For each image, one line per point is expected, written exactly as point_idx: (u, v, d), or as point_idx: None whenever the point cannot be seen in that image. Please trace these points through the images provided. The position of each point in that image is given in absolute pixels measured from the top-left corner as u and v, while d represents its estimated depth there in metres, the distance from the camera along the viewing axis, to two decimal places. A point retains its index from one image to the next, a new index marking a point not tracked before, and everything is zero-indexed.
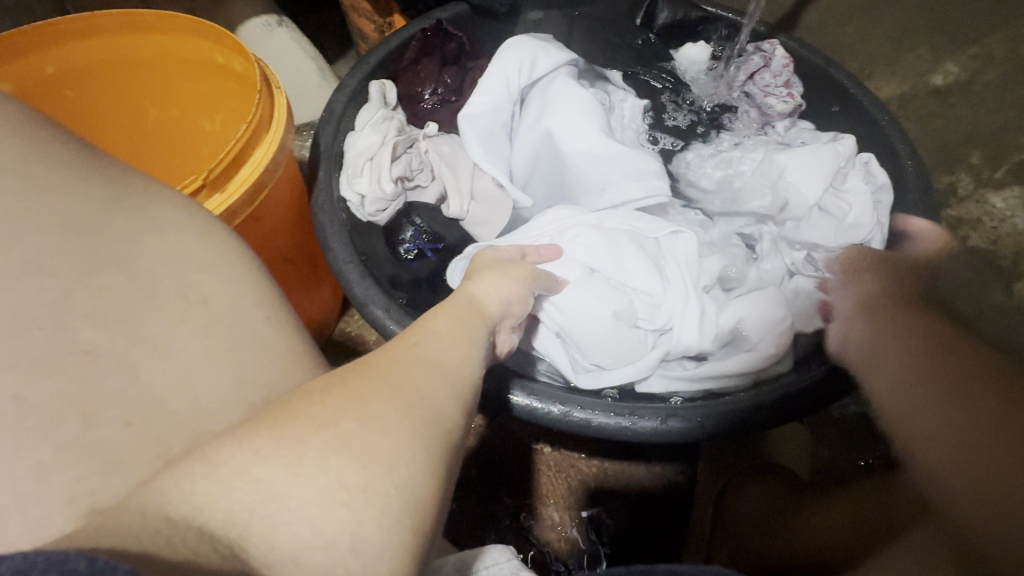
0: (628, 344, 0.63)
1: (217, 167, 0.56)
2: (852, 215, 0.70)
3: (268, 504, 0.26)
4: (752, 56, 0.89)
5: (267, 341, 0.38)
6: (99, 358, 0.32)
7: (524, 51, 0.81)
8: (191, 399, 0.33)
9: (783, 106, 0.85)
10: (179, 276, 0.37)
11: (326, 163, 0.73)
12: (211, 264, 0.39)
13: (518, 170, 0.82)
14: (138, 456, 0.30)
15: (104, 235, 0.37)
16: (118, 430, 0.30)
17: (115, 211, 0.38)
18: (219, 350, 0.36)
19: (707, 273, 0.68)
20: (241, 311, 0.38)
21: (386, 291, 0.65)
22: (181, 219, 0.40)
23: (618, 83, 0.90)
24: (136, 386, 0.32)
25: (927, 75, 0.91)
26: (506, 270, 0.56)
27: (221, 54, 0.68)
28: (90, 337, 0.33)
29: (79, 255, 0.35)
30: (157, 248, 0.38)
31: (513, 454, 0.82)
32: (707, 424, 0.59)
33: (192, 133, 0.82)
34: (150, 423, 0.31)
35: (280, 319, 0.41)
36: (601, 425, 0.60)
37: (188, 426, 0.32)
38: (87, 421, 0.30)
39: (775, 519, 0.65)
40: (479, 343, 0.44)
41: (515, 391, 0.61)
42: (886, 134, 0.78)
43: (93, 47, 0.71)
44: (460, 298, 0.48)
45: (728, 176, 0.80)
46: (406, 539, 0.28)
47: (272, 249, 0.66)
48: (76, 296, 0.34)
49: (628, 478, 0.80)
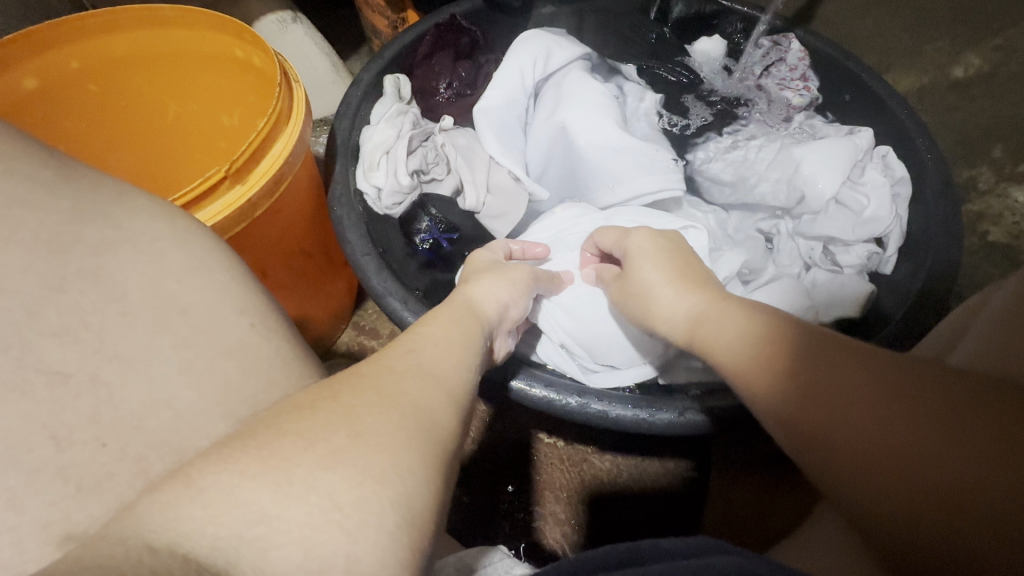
0: (637, 343, 0.62)
1: (238, 161, 0.56)
2: (869, 210, 0.69)
3: (256, 527, 0.25)
4: (769, 49, 0.88)
5: (251, 348, 0.37)
6: (71, 377, 0.31)
7: (540, 44, 0.81)
8: (171, 415, 0.32)
9: (800, 99, 0.85)
10: (159, 283, 0.36)
11: (343, 156, 0.74)
12: (191, 271, 0.38)
13: (533, 164, 0.82)
14: (116, 477, 0.30)
15: (81, 246, 0.35)
16: (92, 452, 0.30)
17: (85, 221, 0.36)
18: (203, 362, 0.35)
19: (727, 266, 0.67)
20: (225, 321, 0.37)
21: (403, 283, 0.65)
22: (159, 227, 0.39)
23: (632, 78, 0.90)
24: (106, 406, 0.31)
25: (947, 67, 0.89)
26: (502, 271, 0.56)
27: (240, 48, 0.69)
28: (59, 357, 0.32)
29: (71, 263, 0.35)
30: (134, 263, 0.36)
31: (524, 447, 0.82)
32: (726, 420, 0.58)
33: (211, 128, 0.83)
34: (127, 442, 0.31)
35: (268, 327, 0.40)
36: (618, 417, 0.60)
37: (171, 442, 0.32)
38: (59, 445, 0.29)
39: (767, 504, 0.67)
40: (476, 346, 0.45)
41: (529, 383, 0.61)
42: (906, 128, 0.77)
43: (116, 42, 0.73)
44: (456, 301, 0.50)
45: (745, 169, 0.78)
46: (404, 557, 0.28)
47: (289, 242, 0.67)
48: (43, 314, 0.33)
49: (642, 473, 0.79)
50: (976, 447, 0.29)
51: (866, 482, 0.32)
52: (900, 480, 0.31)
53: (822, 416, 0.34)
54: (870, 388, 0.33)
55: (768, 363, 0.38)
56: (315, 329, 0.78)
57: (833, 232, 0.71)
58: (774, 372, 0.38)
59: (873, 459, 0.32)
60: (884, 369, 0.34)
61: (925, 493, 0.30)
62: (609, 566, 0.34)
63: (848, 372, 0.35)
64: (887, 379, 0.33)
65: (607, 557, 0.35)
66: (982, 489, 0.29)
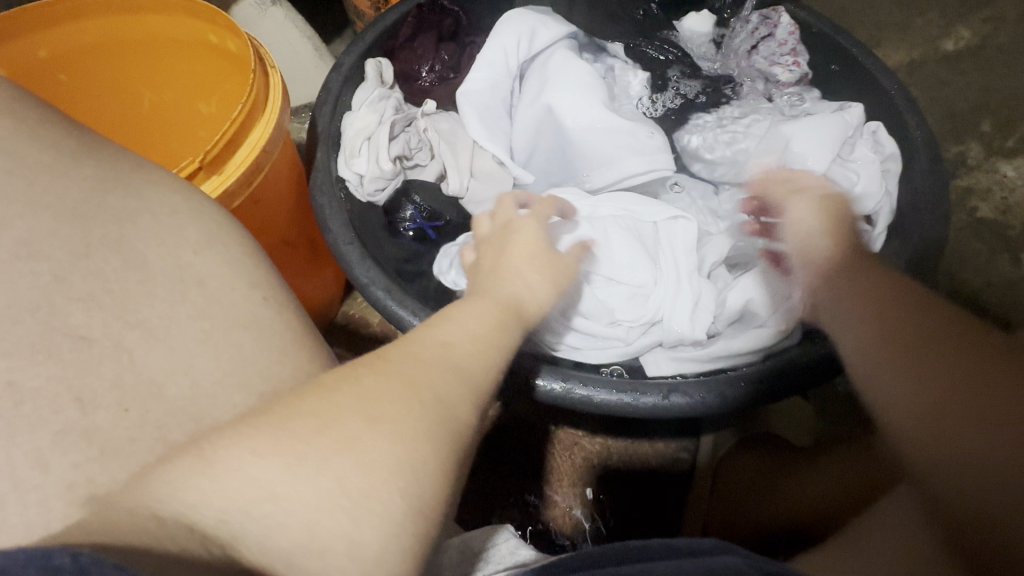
0: (601, 334, 0.65)
1: (212, 151, 0.55)
2: (859, 187, 0.69)
3: (263, 504, 0.26)
4: (758, 24, 0.85)
5: (267, 322, 0.40)
6: (94, 342, 0.34)
7: (524, 23, 0.79)
8: (189, 384, 0.35)
9: (788, 75, 0.83)
10: (177, 255, 0.39)
11: (325, 144, 0.72)
12: (207, 243, 0.41)
13: (518, 148, 0.80)
14: (138, 441, 0.32)
15: (103, 215, 0.38)
16: (116, 416, 0.32)
17: (107, 190, 0.39)
18: (220, 332, 0.38)
19: (711, 256, 0.68)
20: (239, 294, 0.40)
21: (387, 272, 0.64)
22: (176, 200, 0.42)
23: (619, 56, 0.87)
24: (129, 372, 0.34)
25: (938, 39, 0.88)
26: (556, 273, 0.55)
27: (214, 33, 0.67)
28: (83, 324, 0.34)
29: (94, 231, 0.37)
30: (150, 232, 0.39)
31: (529, 434, 0.81)
32: (710, 402, 0.59)
33: (188, 116, 0.80)
34: (147, 408, 0.33)
35: (278, 300, 0.42)
36: (603, 402, 0.60)
37: (190, 411, 0.34)
38: (84, 409, 0.31)
39: (768, 487, 0.68)
40: (501, 336, 0.44)
41: (549, 380, 0.60)
42: (895, 101, 0.76)
43: (85, 29, 0.70)
44: (501, 293, 0.49)
45: (734, 148, 0.79)
46: (413, 533, 0.29)
47: (272, 231, 0.66)
48: (68, 281, 0.35)
49: (634, 455, 0.80)
50: None
51: (958, 450, 0.38)
52: (990, 469, 0.36)
53: (930, 390, 0.40)
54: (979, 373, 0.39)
55: (900, 329, 0.44)
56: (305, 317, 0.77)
57: None
58: (902, 341, 0.43)
59: (972, 434, 0.37)
60: (993, 362, 0.39)
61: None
62: (620, 562, 0.36)
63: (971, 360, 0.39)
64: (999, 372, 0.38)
65: (619, 553, 0.37)
66: None
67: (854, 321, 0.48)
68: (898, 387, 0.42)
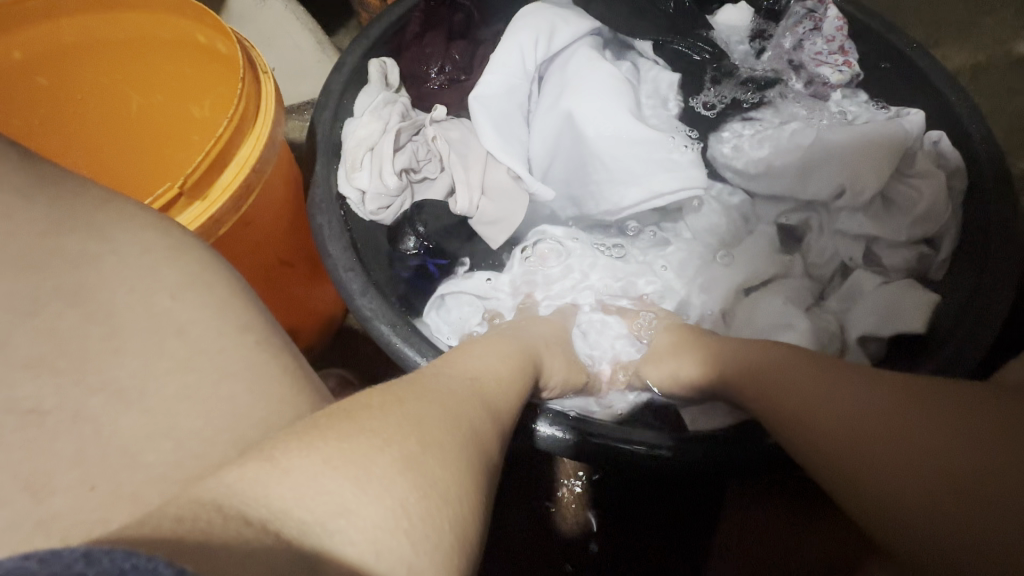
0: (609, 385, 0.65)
1: (195, 173, 0.50)
2: (921, 208, 0.62)
3: (338, 520, 0.24)
4: (801, 18, 0.78)
5: (261, 368, 0.35)
6: (47, 415, 0.29)
7: (543, 18, 0.73)
8: (171, 448, 0.30)
9: (838, 77, 0.75)
10: (151, 301, 0.34)
11: (323, 156, 0.67)
12: (185, 286, 0.36)
13: (536, 159, 0.74)
14: (110, 521, 0.27)
15: (62, 262, 0.34)
16: (79, 497, 0.27)
17: (66, 231, 0.35)
18: (207, 388, 0.33)
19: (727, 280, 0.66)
20: (226, 338, 0.35)
21: (390, 302, 0.60)
22: (147, 238, 0.37)
23: (648, 55, 0.81)
24: (93, 445, 0.29)
25: (1008, 42, 0.82)
26: (564, 352, 0.59)
27: (201, 32, 0.62)
28: (31, 396, 0.30)
29: (49, 281, 0.33)
30: (121, 278, 0.35)
31: (540, 473, 0.76)
32: (733, 459, 0.53)
33: (179, 121, 0.75)
34: (114, 486, 0.28)
35: (274, 344, 0.37)
36: (617, 454, 0.55)
37: (170, 478, 0.29)
38: (35, 496, 0.27)
39: (796, 537, 0.60)
40: (498, 409, 0.39)
41: (554, 427, 0.55)
42: (956, 107, 0.68)
43: (64, 26, 0.67)
44: (522, 352, 0.51)
45: (770, 157, 0.70)
46: None
47: (266, 254, 0.61)
48: (14, 341, 0.31)
49: (652, 501, 0.73)
50: (976, 456, 0.33)
51: (869, 497, 0.36)
52: (905, 503, 0.34)
53: (829, 441, 0.39)
54: (868, 413, 0.38)
55: (789, 385, 0.44)
56: (303, 339, 0.72)
57: (874, 230, 0.64)
58: (793, 400, 0.43)
59: (874, 475, 0.36)
60: (878, 395, 0.38)
61: (945, 504, 0.33)
62: None
63: (862, 400, 0.39)
64: (887, 407, 0.37)
65: None
66: (982, 505, 0.32)
67: (809, 384, 0.42)
68: (806, 447, 0.41)
